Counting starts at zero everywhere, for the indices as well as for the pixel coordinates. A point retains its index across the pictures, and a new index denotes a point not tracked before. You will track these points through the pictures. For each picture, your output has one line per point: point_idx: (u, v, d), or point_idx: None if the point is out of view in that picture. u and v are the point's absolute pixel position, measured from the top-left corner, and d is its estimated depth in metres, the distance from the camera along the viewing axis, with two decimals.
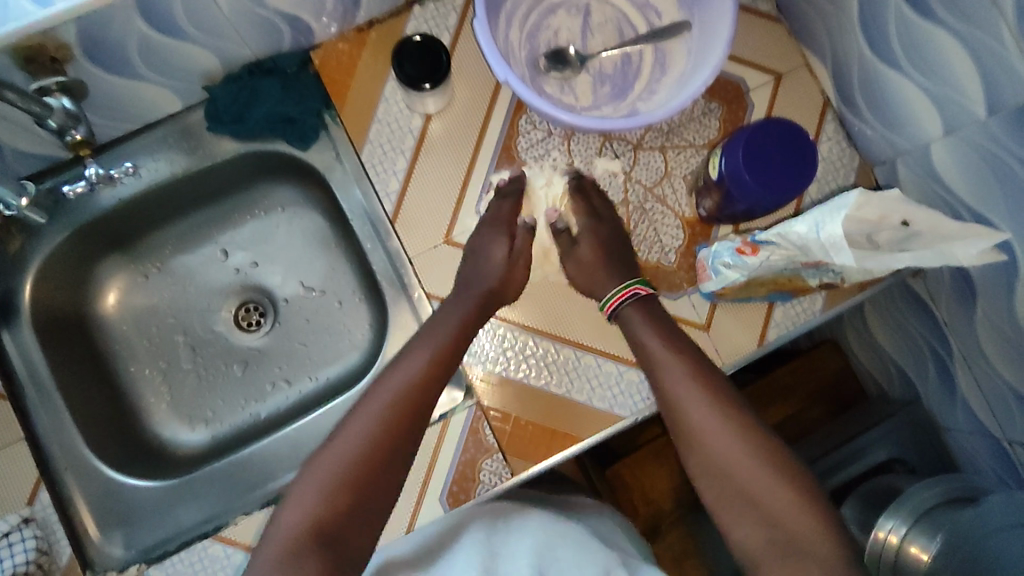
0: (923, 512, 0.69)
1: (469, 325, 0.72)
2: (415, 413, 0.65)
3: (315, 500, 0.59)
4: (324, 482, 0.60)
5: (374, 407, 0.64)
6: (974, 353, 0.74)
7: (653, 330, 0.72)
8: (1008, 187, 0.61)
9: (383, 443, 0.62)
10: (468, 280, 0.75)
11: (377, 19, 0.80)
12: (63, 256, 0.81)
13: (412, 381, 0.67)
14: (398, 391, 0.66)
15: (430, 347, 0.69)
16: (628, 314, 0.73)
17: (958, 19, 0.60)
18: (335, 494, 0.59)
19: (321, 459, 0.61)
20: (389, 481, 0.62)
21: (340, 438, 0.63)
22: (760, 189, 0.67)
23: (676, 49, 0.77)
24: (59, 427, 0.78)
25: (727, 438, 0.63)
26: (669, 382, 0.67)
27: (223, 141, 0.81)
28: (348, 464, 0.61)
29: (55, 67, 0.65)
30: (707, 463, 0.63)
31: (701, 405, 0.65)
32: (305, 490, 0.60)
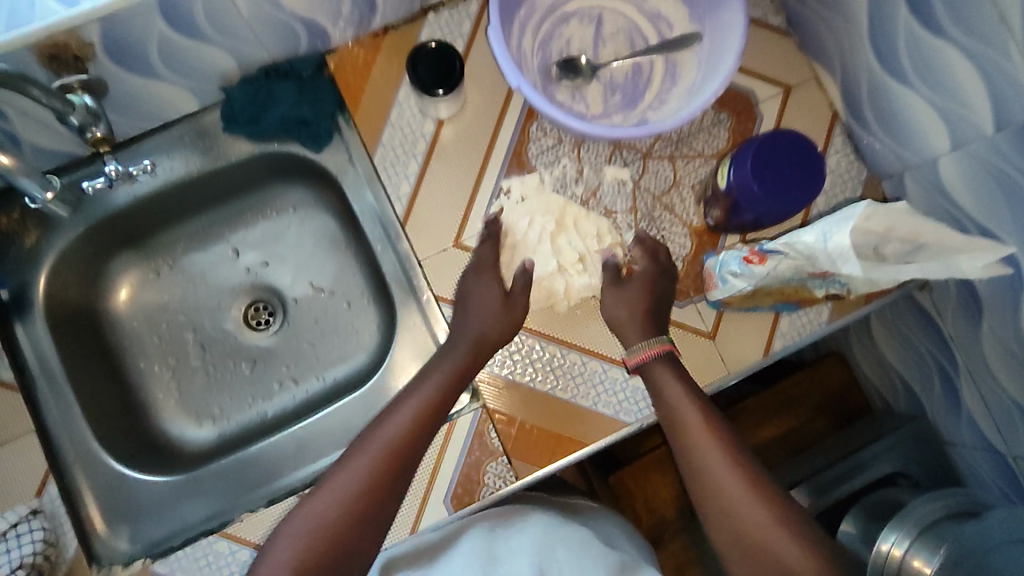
0: (927, 525, 0.68)
1: (468, 364, 0.74)
2: (399, 468, 0.68)
3: (303, 544, 0.64)
4: (307, 534, 0.64)
5: (359, 463, 0.68)
6: (979, 367, 0.74)
7: (679, 382, 0.72)
8: (1015, 203, 0.61)
9: (363, 499, 0.66)
10: (462, 329, 0.75)
11: (393, 25, 0.81)
12: (78, 251, 0.83)
13: (400, 429, 0.70)
14: (383, 448, 0.69)
15: (421, 394, 0.73)
16: (653, 366, 0.73)
17: (968, 36, 0.60)
18: (319, 541, 0.64)
19: (310, 506, 0.66)
20: (367, 531, 0.66)
21: (325, 489, 0.67)
22: (768, 199, 0.68)
23: (687, 60, 0.78)
24: (70, 420, 0.79)
25: (742, 494, 0.65)
26: (694, 443, 0.69)
27: (238, 142, 0.82)
28: (336, 510, 0.65)
29: (78, 65, 0.66)
30: (731, 527, 0.64)
31: (719, 462, 0.67)
32: (288, 538, 0.64)
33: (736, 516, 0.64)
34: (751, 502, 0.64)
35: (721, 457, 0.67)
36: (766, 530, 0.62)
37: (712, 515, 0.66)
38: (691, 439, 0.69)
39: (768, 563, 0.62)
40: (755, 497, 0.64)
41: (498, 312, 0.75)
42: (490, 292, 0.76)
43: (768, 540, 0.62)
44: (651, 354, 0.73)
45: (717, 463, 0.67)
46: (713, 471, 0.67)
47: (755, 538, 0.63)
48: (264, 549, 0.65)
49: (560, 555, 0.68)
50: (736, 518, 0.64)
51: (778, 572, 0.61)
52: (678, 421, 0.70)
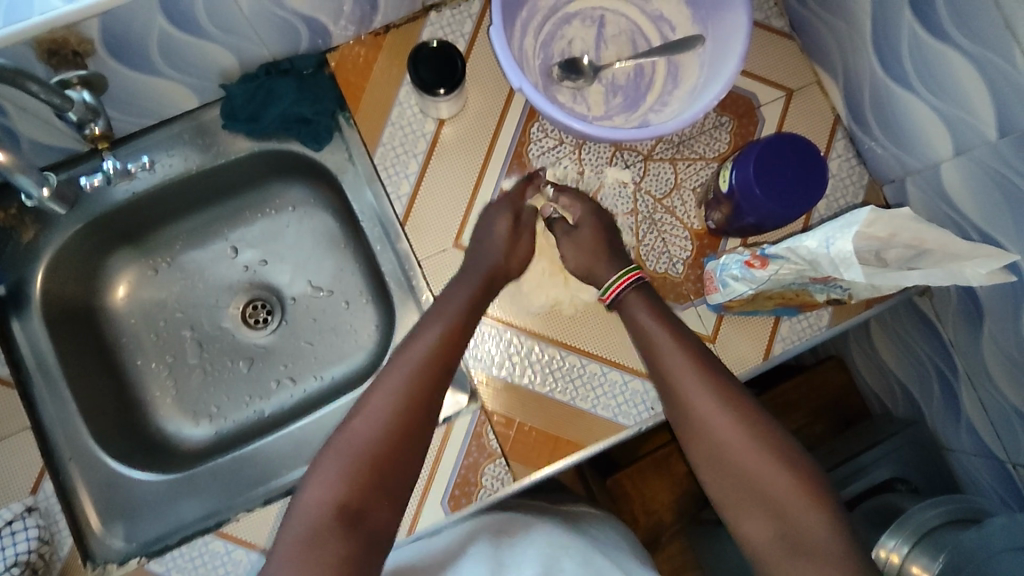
0: (925, 532, 0.68)
1: (479, 294, 0.73)
2: (435, 390, 0.65)
3: (341, 474, 0.59)
4: (344, 461, 0.59)
5: (390, 384, 0.64)
6: (979, 374, 0.74)
7: (652, 313, 0.70)
8: (1017, 210, 0.61)
9: (403, 423, 0.62)
10: (471, 261, 0.75)
11: (395, 24, 0.81)
12: (76, 248, 0.82)
13: (429, 352, 0.67)
14: (417, 364, 0.66)
15: (446, 319, 0.70)
16: (630, 299, 0.72)
17: (972, 41, 0.60)
18: (356, 469, 0.59)
19: (344, 434, 0.61)
20: (409, 457, 0.62)
21: (363, 413, 0.62)
22: (771, 203, 0.67)
23: (689, 63, 0.77)
24: (66, 418, 0.78)
25: (726, 419, 0.62)
26: (672, 371, 0.67)
27: (237, 139, 0.82)
28: (377, 434, 0.61)
29: (77, 60, 0.66)
30: (707, 450, 0.63)
31: (703, 390, 0.64)
32: (331, 466, 0.59)
33: (712, 439, 0.62)
34: (726, 425, 0.62)
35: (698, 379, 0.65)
36: (740, 449, 0.61)
37: (691, 439, 0.64)
38: (665, 360, 0.67)
39: (746, 485, 0.60)
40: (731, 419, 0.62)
41: (505, 244, 0.76)
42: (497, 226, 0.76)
43: (745, 458, 0.60)
44: (622, 286, 0.72)
45: (694, 387, 0.65)
46: (688, 395, 0.65)
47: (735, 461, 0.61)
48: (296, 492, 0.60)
49: (558, 557, 0.68)
50: (722, 446, 0.62)
51: (754, 491, 0.59)
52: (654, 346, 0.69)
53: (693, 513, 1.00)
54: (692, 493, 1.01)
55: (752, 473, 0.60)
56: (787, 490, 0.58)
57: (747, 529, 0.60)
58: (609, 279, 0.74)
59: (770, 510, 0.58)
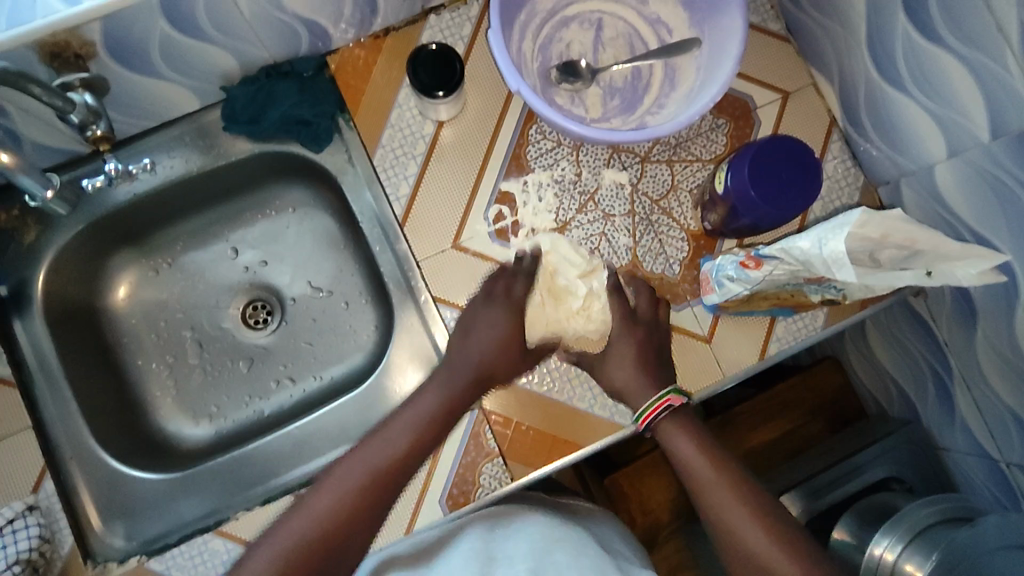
0: (919, 530, 0.69)
1: (463, 393, 0.72)
2: (389, 492, 0.66)
3: (289, 555, 0.60)
4: (291, 546, 0.60)
5: (348, 476, 0.65)
6: (974, 374, 0.75)
7: (690, 441, 0.68)
8: (1009, 211, 0.62)
9: (354, 514, 0.63)
10: (461, 358, 0.74)
11: (394, 26, 0.82)
12: (77, 248, 0.83)
13: (396, 451, 0.68)
14: (384, 452, 0.67)
15: (419, 419, 0.70)
16: (663, 423, 0.70)
17: (964, 43, 0.61)
18: (302, 556, 0.60)
19: (293, 519, 0.62)
20: (355, 541, 0.63)
21: (317, 494, 0.64)
22: (766, 205, 0.68)
23: (686, 65, 0.78)
24: (68, 417, 0.79)
25: (772, 551, 0.60)
26: (716, 505, 0.64)
27: (237, 141, 0.83)
28: (326, 523, 0.62)
29: (79, 63, 0.66)
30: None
31: (745, 518, 0.62)
32: (272, 549, 0.60)
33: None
34: (783, 563, 0.59)
35: (744, 514, 0.62)
36: None
37: (740, 573, 0.62)
38: (709, 493, 0.65)
39: None
40: (785, 554, 0.60)
41: (502, 352, 0.74)
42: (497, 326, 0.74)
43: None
44: (657, 412, 0.70)
45: (743, 523, 0.62)
46: (746, 542, 0.61)
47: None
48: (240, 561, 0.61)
49: (556, 554, 0.69)
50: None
51: None
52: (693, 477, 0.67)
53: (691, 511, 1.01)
54: (689, 493, 1.02)
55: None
56: None
57: None
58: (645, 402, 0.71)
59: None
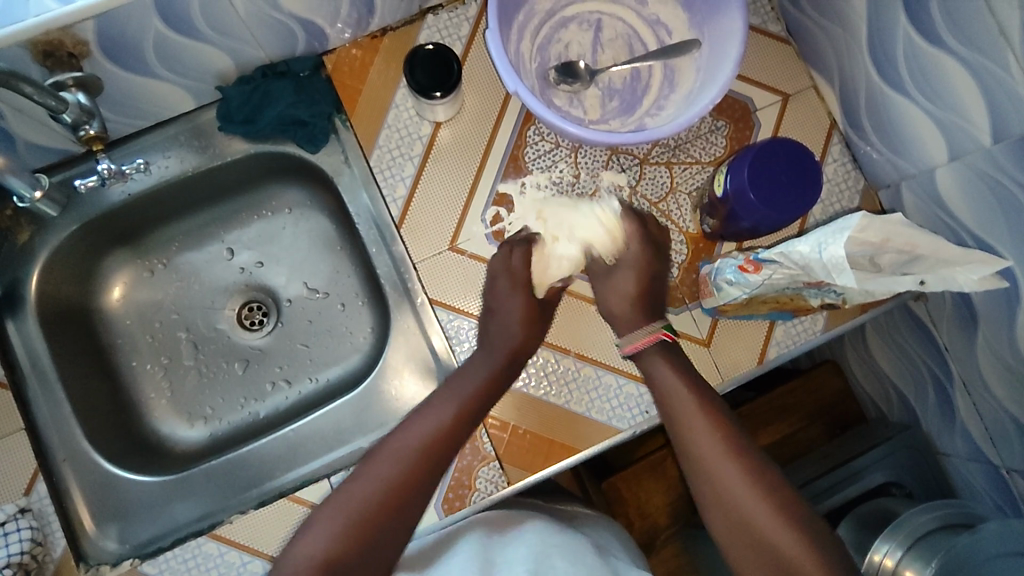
0: (918, 537, 0.68)
1: (502, 368, 0.73)
2: (433, 465, 0.65)
3: (337, 531, 0.59)
4: (342, 521, 0.60)
5: (396, 449, 0.65)
6: (974, 379, 0.74)
7: (674, 373, 0.68)
8: (1011, 215, 0.61)
9: (404, 488, 0.63)
10: (492, 335, 0.74)
11: (391, 26, 0.81)
12: (71, 248, 0.82)
13: (443, 422, 0.68)
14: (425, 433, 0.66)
15: (462, 392, 0.70)
16: (648, 353, 0.71)
17: (965, 46, 0.60)
18: (353, 531, 0.59)
19: (344, 495, 0.62)
20: (400, 521, 0.62)
21: (368, 468, 0.64)
22: (765, 208, 0.67)
23: (686, 67, 0.77)
24: (60, 419, 0.78)
25: (744, 485, 0.60)
26: (691, 437, 0.64)
27: (233, 141, 0.82)
28: (375, 497, 0.61)
29: (73, 61, 0.65)
30: (725, 516, 0.60)
31: (721, 453, 0.62)
32: (322, 527, 0.59)
33: (733, 507, 0.60)
34: (749, 494, 0.59)
35: (716, 446, 0.62)
36: (768, 522, 0.57)
37: (708, 506, 0.62)
38: (686, 423, 0.65)
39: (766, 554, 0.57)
40: (752, 485, 0.60)
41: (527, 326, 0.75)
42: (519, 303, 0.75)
43: (766, 529, 0.57)
44: (647, 342, 0.71)
45: (714, 454, 0.62)
46: (719, 475, 0.61)
47: (753, 528, 0.58)
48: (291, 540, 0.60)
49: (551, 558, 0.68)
50: (736, 507, 0.59)
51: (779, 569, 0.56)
52: (672, 409, 0.67)
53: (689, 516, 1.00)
54: (687, 498, 1.01)
55: (768, 538, 0.57)
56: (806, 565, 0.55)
57: None
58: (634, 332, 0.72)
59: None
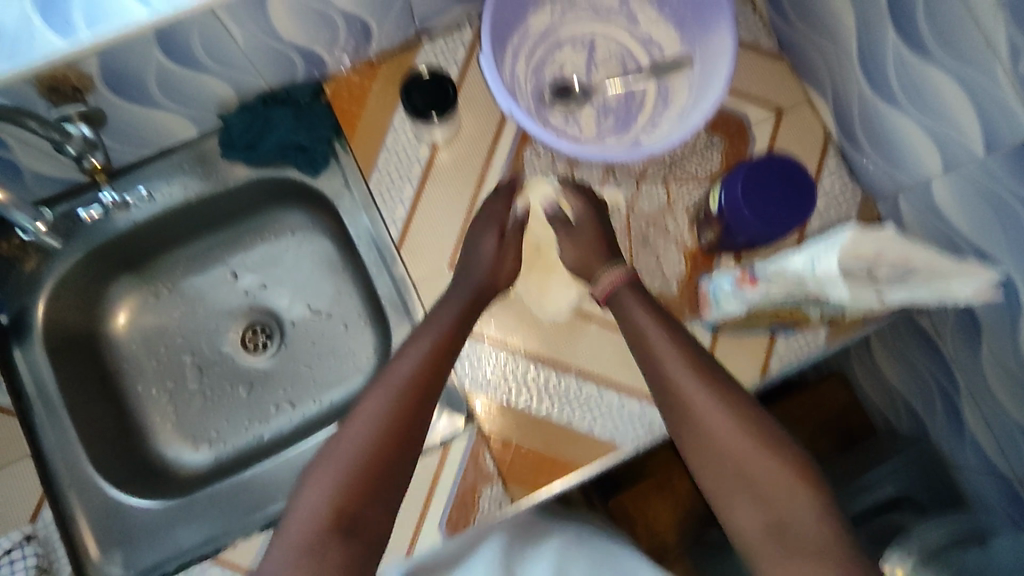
0: (931, 551, 0.66)
1: (471, 304, 0.73)
2: (420, 403, 0.64)
3: (333, 488, 0.58)
4: (333, 476, 0.59)
5: (376, 400, 0.63)
6: (980, 390, 0.74)
7: (641, 304, 0.70)
8: (1009, 225, 0.61)
9: (393, 433, 0.62)
10: (460, 282, 0.75)
11: (388, 52, 0.82)
12: (77, 276, 0.84)
13: (417, 364, 0.66)
14: (404, 384, 0.65)
15: (433, 331, 0.70)
16: (621, 292, 0.71)
17: (955, 58, 0.61)
18: (348, 485, 0.58)
19: (334, 452, 0.60)
20: (400, 464, 0.61)
21: (350, 425, 0.62)
22: (759, 223, 0.68)
23: (679, 85, 0.78)
24: (66, 445, 0.79)
25: (719, 414, 0.61)
26: (680, 386, 0.64)
27: (236, 167, 0.83)
28: (364, 449, 0.60)
29: (77, 96, 0.67)
30: (717, 465, 0.61)
31: (695, 382, 0.63)
32: (318, 485, 0.59)
33: (704, 427, 0.62)
34: (722, 417, 0.61)
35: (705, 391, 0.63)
36: (738, 443, 0.60)
37: (682, 431, 0.63)
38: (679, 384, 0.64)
39: (735, 470, 0.60)
40: (727, 412, 0.61)
41: (490, 261, 0.75)
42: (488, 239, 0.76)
43: (741, 451, 0.60)
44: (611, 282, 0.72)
45: (687, 380, 0.63)
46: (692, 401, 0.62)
47: (726, 447, 0.60)
48: (288, 510, 0.59)
49: None
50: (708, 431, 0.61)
51: (748, 480, 0.59)
52: (662, 366, 0.65)
53: (697, 532, 0.99)
54: (694, 515, 1.00)
55: (742, 460, 0.59)
56: (782, 480, 0.58)
57: (733, 508, 0.60)
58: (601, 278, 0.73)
59: (761, 499, 0.58)
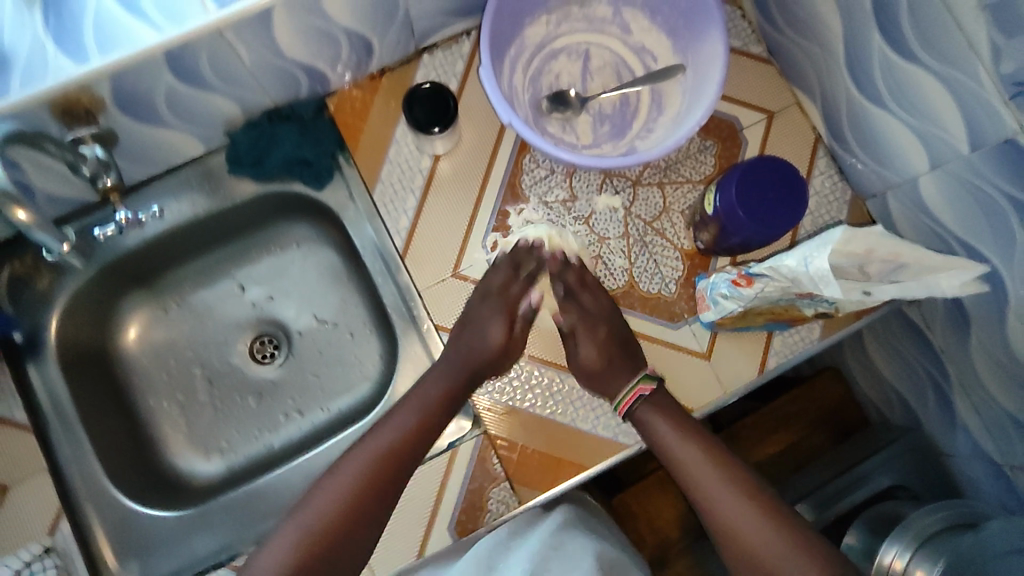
0: (926, 537, 0.69)
1: (460, 385, 0.76)
2: (389, 479, 0.71)
3: (296, 545, 0.67)
4: (299, 536, 0.67)
5: (349, 470, 0.71)
6: (971, 381, 0.76)
7: (669, 422, 0.75)
8: (994, 219, 0.64)
9: (357, 503, 0.69)
10: (459, 349, 0.77)
11: (389, 67, 0.85)
12: (89, 293, 0.85)
13: (393, 440, 0.73)
14: (380, 452, 0.72)
15: (416, 410, 0.75)
16: (639, 409, 0.76)
17: (937, 61, 0.63)
18: (309, 545, 0.67)
19: (303, 512, 0.69)
20: (361, 532, 0.69)
21: (321, 491, 0.71)
22: (754, 224, 0.70)
23: (672, 91, 0.81)
24: (82, 458, 0.81)
25: (748, 518, 0.68)
26: (711, 500, 0.71)
27: (242, 182, 0.85)
28: (330, 514, 0.69)
29: (90, 118, 0.68)
30: (748, 559, 0.67)
31: (725, 494, 0.70)
32: (284, 540, 0.67)
33: (735, 528, 0.68)
34: (753, 521, 0.68)
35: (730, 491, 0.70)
36: (770, 546, 0.66)
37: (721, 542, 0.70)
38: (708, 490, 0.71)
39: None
40: (757, 522, 0.68)
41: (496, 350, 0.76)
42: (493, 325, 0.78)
43: (772, 552, 0.66)
44: (632, 400, 0.75)
45: (722, 497, 0.70)
46: (723, 514, 0.69)
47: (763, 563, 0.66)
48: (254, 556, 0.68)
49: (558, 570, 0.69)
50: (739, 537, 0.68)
51: None
52: (688, 468, 0.73)
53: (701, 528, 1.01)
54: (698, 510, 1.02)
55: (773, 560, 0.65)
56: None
57: None
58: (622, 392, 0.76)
59: None
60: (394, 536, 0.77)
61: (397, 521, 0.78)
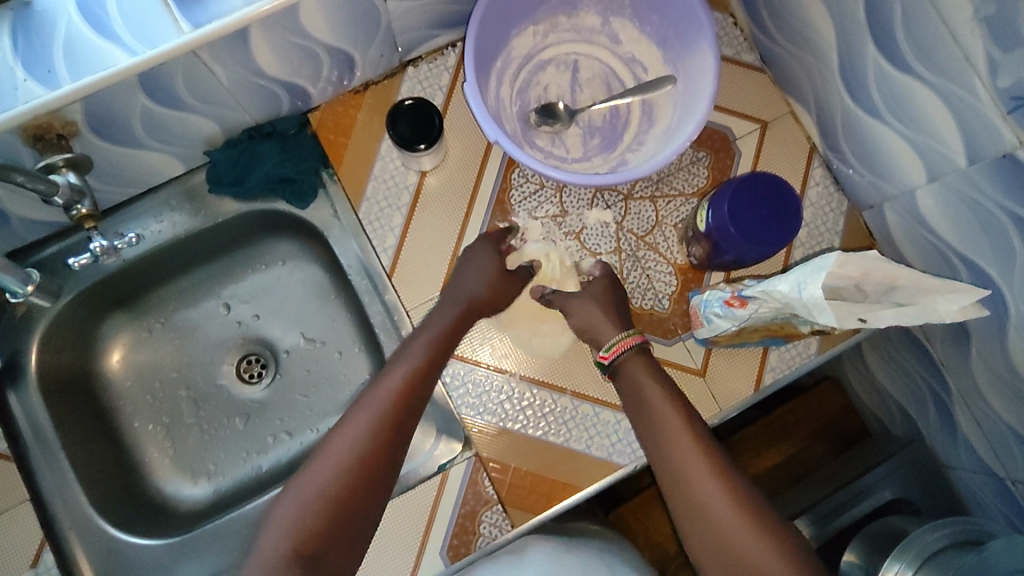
0: (928, 556, 0.66)
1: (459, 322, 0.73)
2: (401, 425, 0.66)
3: (302, 515, 0.60)
4: (305, 507, 0.60)
5: (357, 420, 0.65)
6: (973, 394, 0.75)
7: (653, 385, 0.68)
8: (995, 234, 0.62)
9: (368, 456, 0.63)
10: (453, 293, 0.75)
11: (373, 81, 0.83)
12: (69, 317, 0.83)
13: (398, 385, 0.67)
14: (386, 404, 0.66)
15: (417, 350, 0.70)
16: (631, 363, 0.70)
17: (934, 72, 0.61)
18: (319, 511, 0.60)
19: (307, 478, 0.62)
20: (374, 490, 0.63)
21: (320, 461, 0.63)
22: (746, 241, 0.68)
23: (663, 102, 0.79)
24: (65, 487, 0.79)
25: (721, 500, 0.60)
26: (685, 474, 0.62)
27: (225, 201, 0.84)
28: (338, 479, 0.62)
29: (62, 143, 0.67)
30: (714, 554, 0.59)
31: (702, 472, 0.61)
32: (288, 510, 0.61)
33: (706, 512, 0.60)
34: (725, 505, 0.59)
35: (710, 474, 0.61)
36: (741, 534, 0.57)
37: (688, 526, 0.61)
38: (687, 470, 0.62)
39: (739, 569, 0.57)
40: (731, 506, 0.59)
41: (490, 284, 0.76)
42: (486, 267, 0.77)
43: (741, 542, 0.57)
44: (631, 345, 0.70)
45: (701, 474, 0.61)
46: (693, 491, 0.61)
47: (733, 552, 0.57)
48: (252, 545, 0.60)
49: None
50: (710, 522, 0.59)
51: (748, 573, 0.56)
52: (666, 449, 0.64)
53: None
54: None
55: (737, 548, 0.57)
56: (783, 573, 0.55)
57: None
58: (614, 338, 0.71)
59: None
60: (384, 562, 0.76)
61: (387, 546, 0.76)
